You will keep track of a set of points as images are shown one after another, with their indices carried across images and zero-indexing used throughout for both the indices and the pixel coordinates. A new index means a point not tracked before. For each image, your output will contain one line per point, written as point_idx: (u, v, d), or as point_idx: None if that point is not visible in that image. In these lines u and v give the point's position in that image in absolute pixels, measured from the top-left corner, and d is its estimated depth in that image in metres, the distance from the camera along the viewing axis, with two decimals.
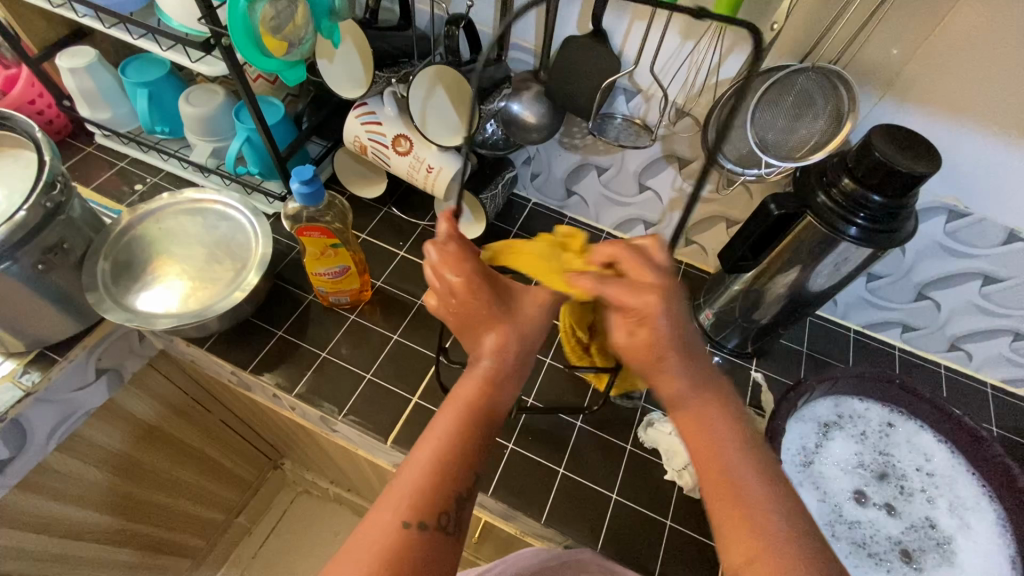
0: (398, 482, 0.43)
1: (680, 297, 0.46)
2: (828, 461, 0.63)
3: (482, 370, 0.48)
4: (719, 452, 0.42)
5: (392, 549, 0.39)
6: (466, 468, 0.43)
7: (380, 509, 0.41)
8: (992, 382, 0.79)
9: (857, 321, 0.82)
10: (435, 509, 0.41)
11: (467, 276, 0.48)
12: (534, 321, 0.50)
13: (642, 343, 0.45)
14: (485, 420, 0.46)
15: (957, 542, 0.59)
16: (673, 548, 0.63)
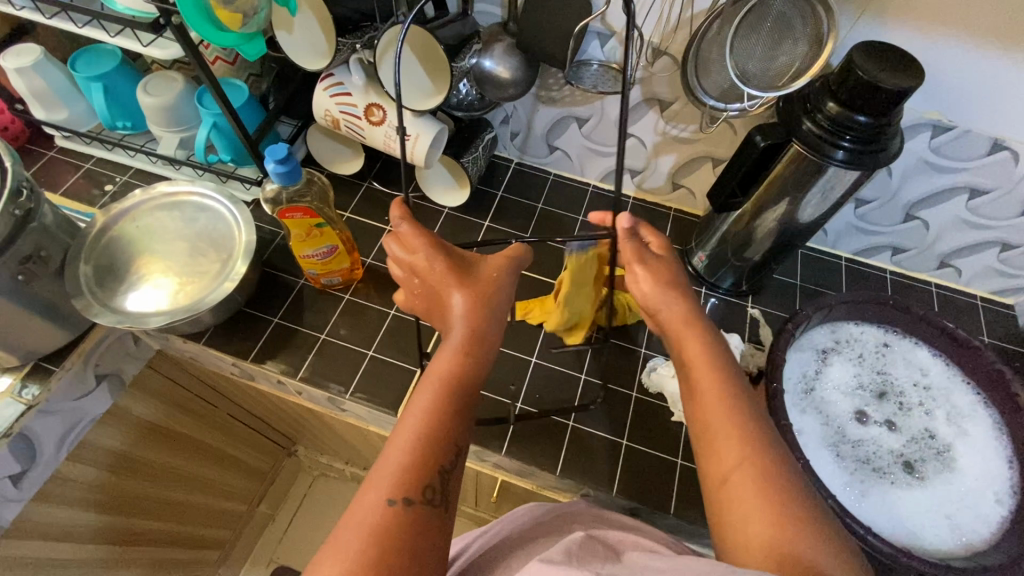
0: (381, 462, 0.43)
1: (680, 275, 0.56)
2: (828, 386, 0.65)
3: (456, 344, 0.49)
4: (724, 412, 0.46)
5: (377, 527, 0.39)
6: (447, 440, 0.44)
7: (366, 489, 0.42)
8: (982, 295, 0.81)
9: (848, 249, 0.83)
10: (420, 485, 0.42)
11: (427, 256, 0.51)
12: (497, 288, 0.52)
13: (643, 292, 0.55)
14: (461, 394, 0.47)
15: (957, 449, 0.62)
16: (687, 484, 0.65)
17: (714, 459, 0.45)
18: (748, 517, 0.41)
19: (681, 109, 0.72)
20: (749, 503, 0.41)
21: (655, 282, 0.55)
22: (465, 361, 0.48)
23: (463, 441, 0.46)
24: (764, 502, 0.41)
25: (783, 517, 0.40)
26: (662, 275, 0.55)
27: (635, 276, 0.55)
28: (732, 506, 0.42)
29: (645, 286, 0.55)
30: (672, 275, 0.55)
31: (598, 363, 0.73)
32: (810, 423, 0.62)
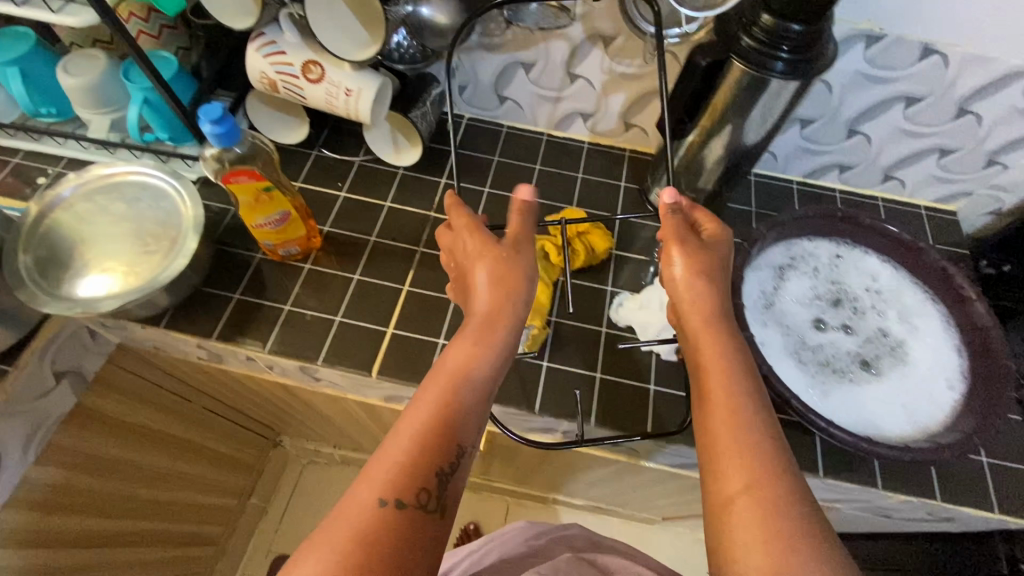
0: (376, 460, 0.42)
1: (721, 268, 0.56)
2: (787, 298, 0.67)
3: (469, 345, 0.50)
4: (743, 419, 0.46)
5: (367, 529, 0.39)
6: (451, 439, 0.44)
7: (357, 487, 0.41)
8: (925, 204, 0.85)
9: (798, 172, 0.85)
10: (415, 487, 0.41)
11: (482, 248, 0.55)
12: (518, 280, 0.53)
13: (678, 276, 0.55)
14: (468, 396, 0.47)
15: (909, 344, 0.65)
16: (662, 408, 0.67)
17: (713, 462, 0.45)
18: (744, 531, 0.41)
19: (624, 44, 0.72)
20: (754, 520, 0.41)
21: (695, 265, 0.54)
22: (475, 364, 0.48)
23: (469, 442, 0.45)
24: (770, 518, 0.40)
25: (784, 537, 0.39)
26: (701, 257, 0.55)
27: (674, 255, 0.55)
28: (730, 516, 0.42)
29: (677, 268, 0.55)
30: (711, 264, 0.55)
31: (567, 304, 0.74)
32: (772, 334, 0.65)
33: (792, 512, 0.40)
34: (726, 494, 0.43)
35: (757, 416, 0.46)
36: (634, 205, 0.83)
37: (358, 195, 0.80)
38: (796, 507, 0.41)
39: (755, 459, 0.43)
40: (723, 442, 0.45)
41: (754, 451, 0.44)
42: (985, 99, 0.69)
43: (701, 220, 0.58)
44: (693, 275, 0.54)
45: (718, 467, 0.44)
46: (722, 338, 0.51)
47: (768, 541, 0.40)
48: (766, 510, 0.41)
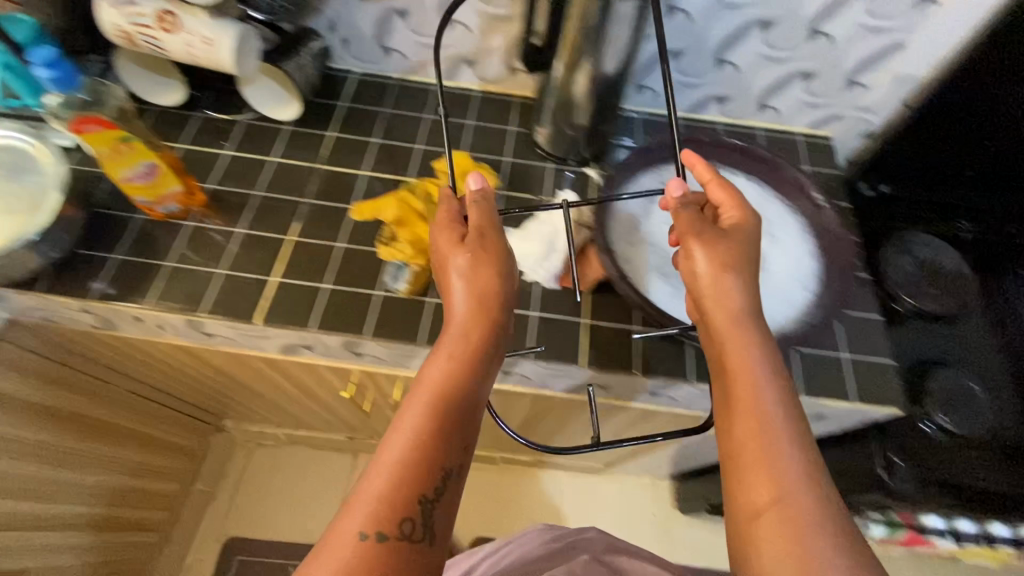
0: (362, 491, 0.46)
1: (746, 262, 0.56)
2: (655, 219, 0.70)
3: (452, 370, 0.52)
4: (767, 428, 0.49)
5: (351, 561, 0.42)
6: (434, 464, 0.47)
7: (344, 519, 0.45)
8: (802, 131, 0.89)
9: (681, 107, 0.88)
10: (399, 518, 0.45)
11: (468, 259, 0.56)
12: (496, 303, 0.56)
13: (707, 272, 0.55)
14: (450, 420, 0.50)
15: (768, 253, 0.68)
16: (543, 332, 0.70)
17: (744, 475, 0.49)
18: (771, 545, 0.46)
19: None
20: (778, 537, 0.45)
21: (728, 264, 0.55)
22: (458, 390, 0.52)
23: (452, 464, 0.49)
24: (791, 537, 0.45)
25: (801, 552, 0.44)
26: (730, 251, 0.55)
27: (699, 252, 0.55)
28: (757, 529, 0.47)
29: (701, 263, 0.55)
30: (741, 261, 0.55)
31: None
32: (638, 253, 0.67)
33: (819, 528, 0.45)
34: (755, 509, 0.47)
35: (783, 428, 0.49)
36: (524, 147, 0.84)
37: (242, 152, 0.79)
38: (813, 517, 0.45)
39: (778, 474, 0.48)
40: (749, 456, 0.49)
41: (774, 466, 0.48)
42: (832, 20, 0.73)
43: (726, 209, 0.58)
44: (722, 272, 0.54)
45: (747, 484, 0.48)
46: (746, 336, 0.53)
47: (789, 552, 0.45)
48: (789, 524, 0.46)
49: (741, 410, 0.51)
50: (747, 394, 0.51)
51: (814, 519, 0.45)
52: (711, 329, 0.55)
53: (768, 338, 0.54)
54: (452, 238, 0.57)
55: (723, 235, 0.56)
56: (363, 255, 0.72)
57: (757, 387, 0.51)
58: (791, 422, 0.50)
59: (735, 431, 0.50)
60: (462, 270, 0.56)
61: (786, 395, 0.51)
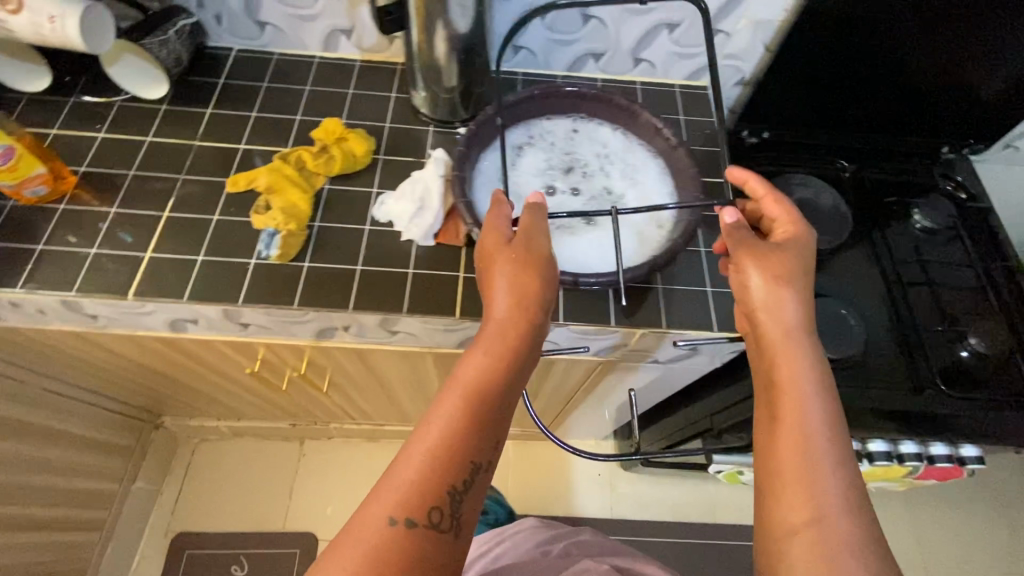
0: (394, 478, 0.50)
1: (804, 289, 0.64)
2: (521, 172, 0.72)
3: (495, 372, 0.55)
4: (812, 442, 0.57)
5: (380, 543, 0.47)
6: (464, 460, 0.51)
7: (374, 503, 0.49)
8: (680, 83, 0.92)
9: (561, 66, 0.90)
10: (424, 508, 0.48)
11: (512, 261, 0.59)
12: (535, 304, 0.58)
13: (765, 294, 0.63)
14: (483, 420, 0.53)
15: (627, 196, 0.71)
16: (419, 287, 0.70)
17: (778, 481, 0.57)
18: (795, 546, 0.54)
19: None
20: (808, 549, 0.53)
21: (789, 290, 0.63)
22: (494, 392, 0.54)
23: (482, 459, 0.52)
24: (822, 548, 0.53)
25: (831, 556, 0.52)
26: (784, 271, 0.63)
27: (753, 277, 0.64)
28: (789, 541, 0.55)
29: (756, 284, 0.64)
30: (800, 289, 0.63)
31: (330, 208, 0.75)
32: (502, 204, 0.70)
33: (852, 543, 0.53)
34: (789, 521, 0.55)
35: (826, 446, 0.57)
36: (405, 111, 0.85)
37: (117, 134, 0.79)
38: (837, 529, 0.54)
39: (817, 488, 0.55)
40: (787, 469, 0.57)
41: (812, 480, 0.56)
42: None
43: (788, 234, 0.67)
44: (777, 291, 0.63)
45: (784, 500, 0.56)
46: (794, 352, 0.61)
47: (809, 553, 0.53)
48: (820, 539, 0.53)
49: (786, 420, 0.59)
50: (794, 407, 0.59)
51: (845, 528, 0.54)
52: (768, 342, 0.63)
53: (819, 357, 0.61)
54: (506, 254, 0.59)
55: (781, 255, 0.64)
56: (239, 226, 0.73)
57: (800, 405, 0.59)
58: (835, 442, 0.57)
59: (780, 438, 0.58)
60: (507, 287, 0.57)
61: (830, 412, 0.59)
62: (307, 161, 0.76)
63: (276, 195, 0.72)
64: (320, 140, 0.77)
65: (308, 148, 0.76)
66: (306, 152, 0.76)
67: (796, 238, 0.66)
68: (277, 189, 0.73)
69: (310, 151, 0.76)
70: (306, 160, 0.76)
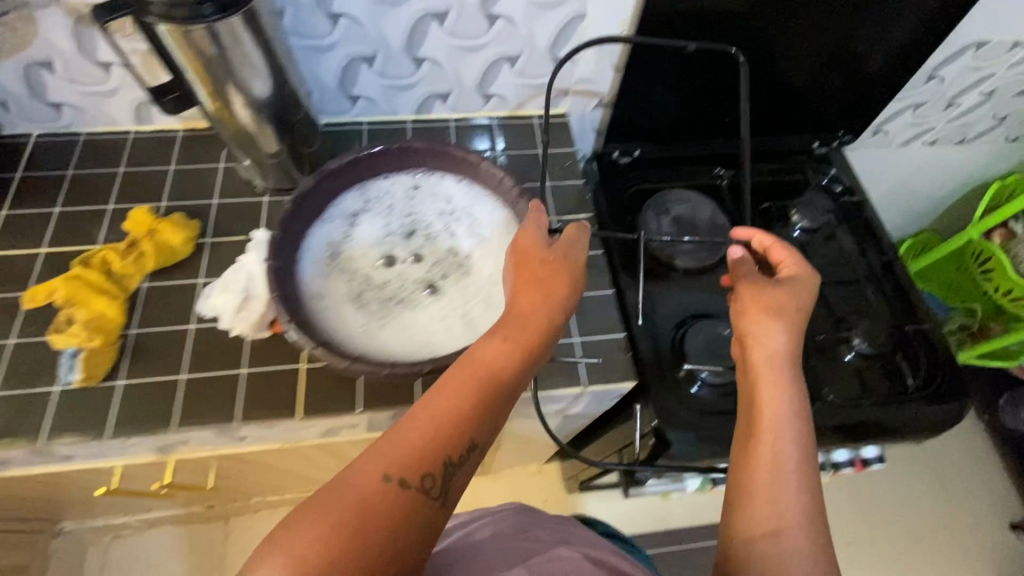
0: (396, 435, 0.43)
1: (799, 328, 0.59)
2: (355, 244, 0.65)
3: (512, 356, 0.49)
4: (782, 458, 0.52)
5: (369, 498, 0.40)
6: (465, 433, 0.44)
7: (368, 456, 0.42)
8: (538, 113, 0.87)
9: (408, 111, 0.84)
10: (420, 470, 0.42)
11: (537, 263, 0.54)
12: (559, 294, 0.53)
13: (754, 325, 0.58)
14: (495, 398, 0.47)
15: (474, 256, 0.66)
16: (253, 388, 0.63)
17: (754, 485, 0.51)
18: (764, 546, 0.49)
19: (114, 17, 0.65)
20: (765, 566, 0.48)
21: (782, 323, 0.58)
22: (509, 377, 0.48)
23: (481, 440, 0.45)
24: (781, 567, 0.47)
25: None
26: (781, 306, 0.58)
27: (749, 317, 0.59)
28: (749, 549, 0.49)
29: (750, 318, 0.59)
30: (796, 324, 0.58)
31: (150, 310, 0.67)
32: (334, 284, 0.62)
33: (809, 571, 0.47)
34: (750, 533, 0.50)
35: (793, 477, 0.51)
36: (237, 182, 0.77)
37: None
38: (798, 538, 0.49)
39: (786, 501, 0.50)
40: (761, 473, 0.51)
41: (782, 490, 0.51)
42: (498, 1, 0.70)
43: (795, 272, 0.62)
44: (766, 322, 0.58)
45: (749, 508, 0.51)
46: (782, 375, 0.56)
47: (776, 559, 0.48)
48: (779, 555, 0.48)
49: (765, 426, 0.54)
50: (777, 422, 0.53)
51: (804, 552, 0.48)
52: (754, 366, 0.57)
53: (801, 393, 0.56)
54: (535, 258, 0.54)
55: (778, 292, 0.60)
56: (42, 347, 0.64)
57: (780, 423, 0.54)
58: (805, 471, 0.52)
59: (760, 443, 0.53)
60: (530, 294, 0.52)
61: (807, 440, 0.54)
62: (114, 257, 0.67)
63: (74, 301, 0.63)
64: (132, 233, 0.69)
65: (117, 244, 0.69)
66: (114, 247, 0.68)
67: (799, 275, 0.62)
68: (75, 294, 0.64)
69: (119, 247, 0.68)
70: (113, 256, 0.67)
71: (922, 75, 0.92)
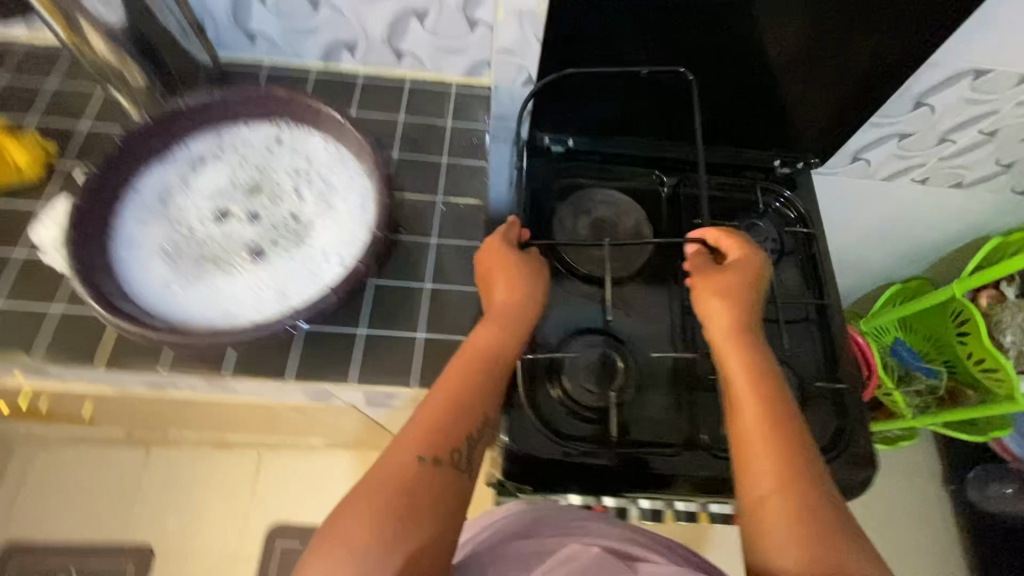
0: (412, 425, 0.51)
1: (752, 298, 0.62)
2: (193, 192, 0.60)
3: (507, 343, 0.58)
4: (773, 417, 0.53)
5: (407, 478, 0.47)
6: (475, 410, 0.53)
7: (395, 450, 0.49)
8: (459, 82, 0.79)
9: (314, 58, 0.77)
10: (447, 448, 0.50)
11: (514, 261, 0.62)
12: (539, 284, 0.62)
13: (714, 308, 0.61)
14: (496, 371, 0.56)
15: (313, 225, 0.59)
16: (62, 329, 0.60)
17: (753, 460, 0.52)
18: (781, 535, 0.48)
19: None
20: (788, 520, 0.48)
21: (732, 299, 0.61)
22: (500, 356, 0.57)
23: (491, 415, 0.54)
24: (800, 518, 0.48)
25: (820, 531, 0.47)
26: (734, 286, 0.62)
27: (709, 300, 0.61)
28: (768, 512, 0.49)
29: (711, 300, 0.61)
30: (752, 291, 0.62)
31: None
32: (154, 232, 0.57)
33: (835, 514, 0.49)
34: (764, 494, 0.50)
35: (790, 434, 0.53)
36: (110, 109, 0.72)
37: None
38: (815, 496, 0.49)
39: (786, 456, 0.51)
40: (761, 441, 0.52)
41: (783, 445, 0.52)
42: None
43: (732, 252, 0.65)
44: (721, 302, 0.61)
45: (755, 472, 0.51)
46: (742, 346, 0.58)
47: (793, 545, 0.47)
48: (798, 508, 0.49)
49: (746, 400, 0.55)
50: (758, 390, 0.55)
51: (819, 498, 0.49)
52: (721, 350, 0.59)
53: (767, 354, 0.59)
54: (506, 254, 0.63)
55: (729, 270, 0.63)
56: None
57: (759, 391, 0.55)
58: (796, 426, 0.54)
59: (746, 412, 0.54)
60: (513, 279, 0.61)
61: (783, 395, 0.55)
62: None
63: None
64: None
65: None
66: None
67: (747, 258, 0.64)
68: None
69: None
70: None
71: (906, 100, 0.80)
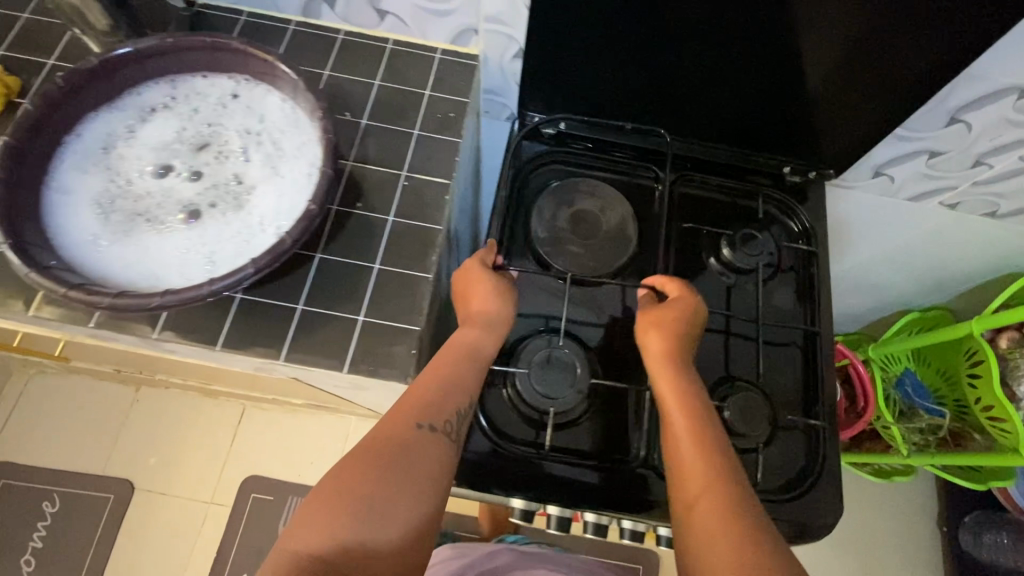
0: (404, 400, 0.54)
1: (694, 329, 0.64)
2: (136, 144, 0.57)
3: (487, 338, 0.61)
4: (700, 441, 0.55)
5: (405, 442, 0.51)
6: (460, 391, 0.56)
7: (392, 419, 0.52)
8: (443, 48, 0.74)
9: (292, 9, 0.73)
10: (440, 418, 0.53)
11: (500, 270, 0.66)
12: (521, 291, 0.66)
13: (652, 341, 0.63)
14: (479, 362, 0.60)
15: (255, 191, 0.56)
16: None
17: (685, 479, 0.53)
18: (716, 553, 0.47)
19: None
20: (711, 532, 0.49)
21: (667, 333, 0.63)
22: (483, 348, 0.61)
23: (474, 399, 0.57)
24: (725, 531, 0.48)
25: (743, 543, 0.47)
26: (671, 320, 0.63)
27: (647, 334, 0.63)
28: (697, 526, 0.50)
29: (647, 335, 0.63)
30: (694, 322, 0.64)
31: None
32: (90, 181, 0.55)
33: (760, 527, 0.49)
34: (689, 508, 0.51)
35: (717, 456, 0.54)
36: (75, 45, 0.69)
37: None
38: (743, 511, 0.50)
39: (714, 475, 0.52)
40: (691, 462, 0.54)
41: (708, 466, 0.53)
42: None
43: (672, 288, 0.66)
44: (657, 334, 0.63)
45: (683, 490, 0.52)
46: (672, 374, 0.60)
47: (731, 558, 0.46)
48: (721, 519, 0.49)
49: (678, 425, 0.56)
50: (684, 417, 0.57)
51: (744, 512, 0.50)
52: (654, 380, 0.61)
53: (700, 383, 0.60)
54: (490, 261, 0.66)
55: (672, 303, 0.65)
56: None
57: (689, 415, 0.57)
58: (723, 450, 0.54)
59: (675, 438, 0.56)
60: (493, 286, 0.63)
61: (709, 423, 0.57)
62: None
63: None
64: None
65: None
66: None
67: (687, 296, 0.65)
68: None
69: None
70: None
71: (939, 115, 0.71)
